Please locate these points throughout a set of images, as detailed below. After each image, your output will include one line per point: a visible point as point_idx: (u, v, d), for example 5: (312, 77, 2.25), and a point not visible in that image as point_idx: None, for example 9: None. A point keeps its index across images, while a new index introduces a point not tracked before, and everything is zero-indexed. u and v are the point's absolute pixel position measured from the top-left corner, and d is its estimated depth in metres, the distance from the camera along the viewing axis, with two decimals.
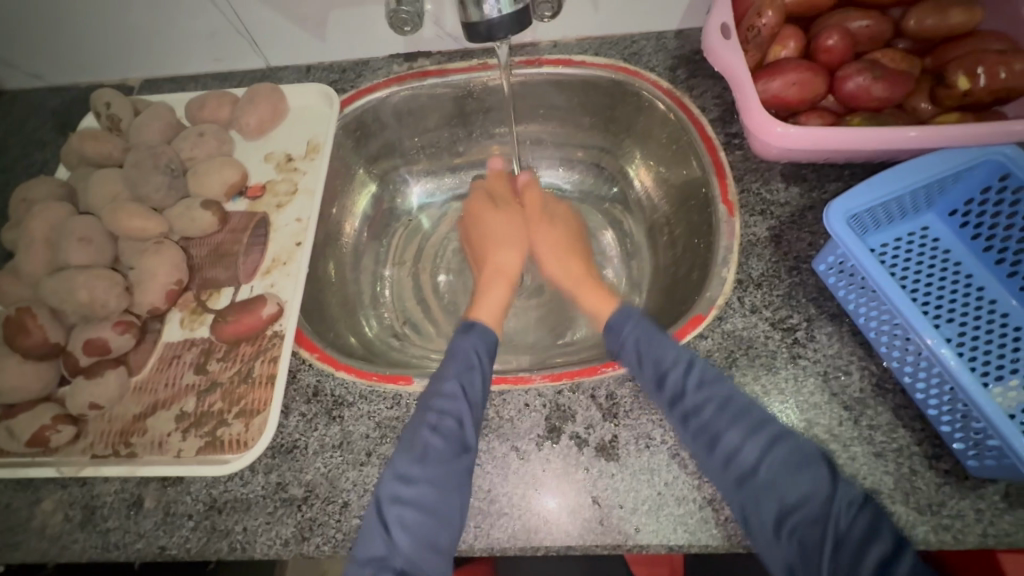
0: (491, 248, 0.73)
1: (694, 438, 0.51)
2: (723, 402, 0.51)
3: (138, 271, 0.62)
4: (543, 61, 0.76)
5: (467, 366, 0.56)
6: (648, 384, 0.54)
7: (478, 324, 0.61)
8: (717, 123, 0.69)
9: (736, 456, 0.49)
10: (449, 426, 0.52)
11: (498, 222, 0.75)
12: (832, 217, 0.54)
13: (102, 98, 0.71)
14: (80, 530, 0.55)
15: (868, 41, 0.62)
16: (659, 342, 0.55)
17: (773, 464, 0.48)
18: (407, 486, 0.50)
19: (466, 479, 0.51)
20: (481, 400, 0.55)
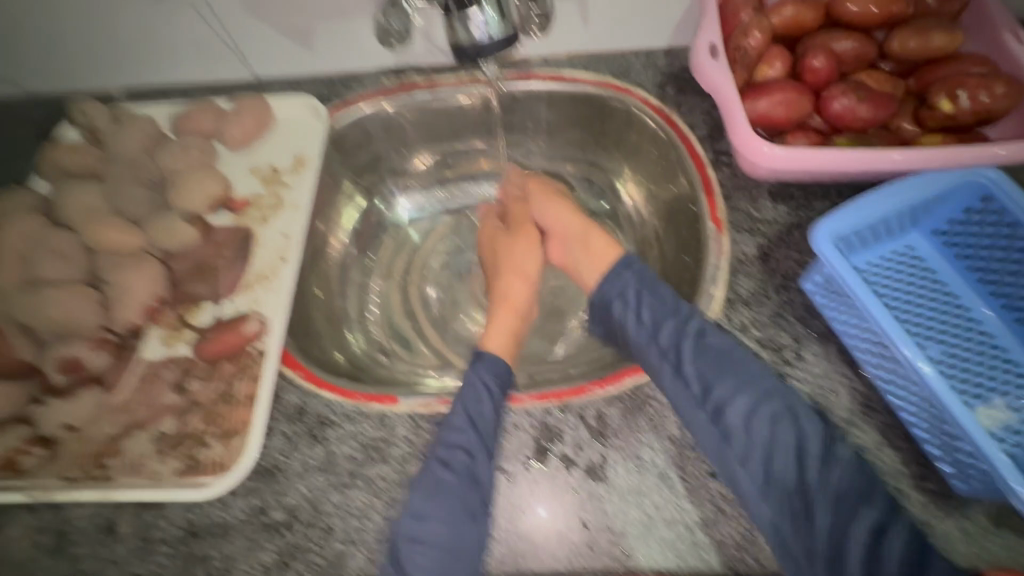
0: (507, 266, 0.72)
1: (752, 466, 0.49)
2: (775, 416, 0.50)
3: (116, 287, 0.60)
4: (533, 74, 0.76)
5: (478, 398, 0.55)
6: (691, 402, 0.52)
7: (487, 355, 0.60)
8: (705, 140, 0.70)
9: (780, 479, 0.49)
10: (460, 460, 0.51)
11: (516, 247, 0.73)
12: (819, 238, 0.54)
13: (82, 108, 0.70)
14: (49, 557, 0.53)
15: (853, 62, 0.63)
16: (718, 360, 0.53)
17: (825, 493, 0.47)
18: (420, 524, 0.50)
19: (478, 510, 0.50)
20: (492, 428, 0.54)
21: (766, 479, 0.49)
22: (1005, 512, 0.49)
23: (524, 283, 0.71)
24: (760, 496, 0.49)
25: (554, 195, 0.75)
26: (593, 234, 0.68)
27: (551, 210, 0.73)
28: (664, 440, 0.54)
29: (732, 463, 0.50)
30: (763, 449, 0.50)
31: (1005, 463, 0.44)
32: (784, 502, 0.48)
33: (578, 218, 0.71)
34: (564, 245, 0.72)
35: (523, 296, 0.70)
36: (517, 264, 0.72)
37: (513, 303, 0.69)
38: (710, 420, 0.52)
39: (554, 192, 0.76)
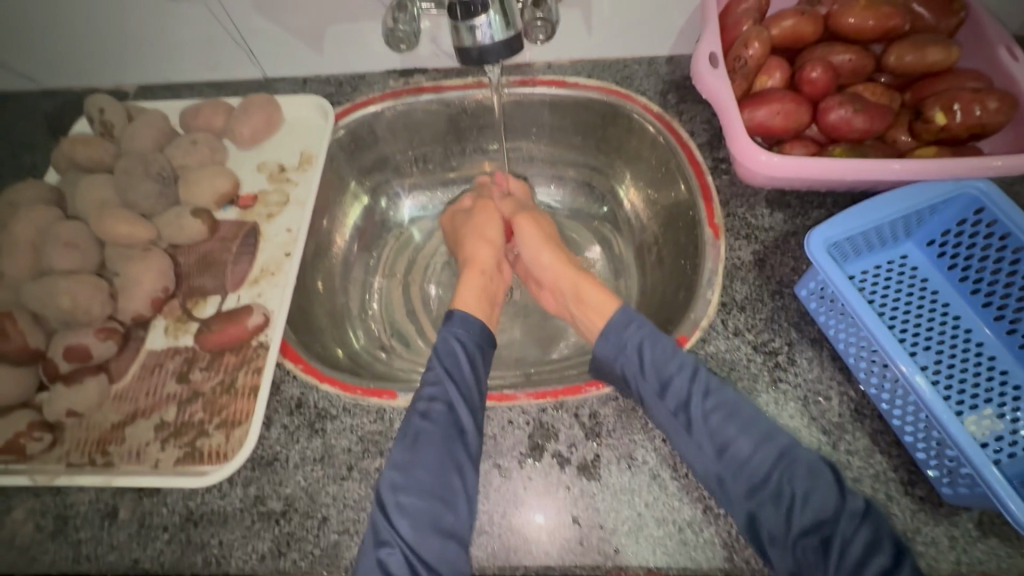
0: (473, 232, 0.75)
1: (703, 444, 0.52)
2: (728, 409, 0.52)
3: (124, 278, 0.62)
4: (537, 80, 0.78)
5: (449, 350, 0.60)
6: (650, 394, 0.55)
7: (457, 313, 0.63)
8: (704, 148, 0.71)
9: (744, 464, 0.50)
10: (439, 410, 0.55)
11: (479, 216, 0.77)
12: (813, 244, 0.55)
13: (95, 103, 0.71)
14: (51, 540, 0.54)
15: (850, 74, 0.64)
16: (663, 350, 0.56)
17: (783, 475, 0.49)
18: (402, 474, 0.52)
19: (464, 464, 0.52)
20: (467, 377, 0.58)
21: (724, 455, 0.51)
22: (991, 519, 0.50)
23: (489, 245, 0.74)
24: (716, 474, 0.51)
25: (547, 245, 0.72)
26: (585, 285, 0.66)
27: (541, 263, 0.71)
28: (657, 441, 0.55)
29: (694, 446, 0.52)
30: (717, 425, 0.52)
31: (993, 471, 0.44)
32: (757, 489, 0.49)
33: (574, 272, 0.68)
34: (558, 297, 0.71)
35: (489, 259, 0.73)
36: (477, 233, 0.75)
37: (480, 262, 0.72)
38: (670, 410, 0.53)
39: (550, 237, 0.74)
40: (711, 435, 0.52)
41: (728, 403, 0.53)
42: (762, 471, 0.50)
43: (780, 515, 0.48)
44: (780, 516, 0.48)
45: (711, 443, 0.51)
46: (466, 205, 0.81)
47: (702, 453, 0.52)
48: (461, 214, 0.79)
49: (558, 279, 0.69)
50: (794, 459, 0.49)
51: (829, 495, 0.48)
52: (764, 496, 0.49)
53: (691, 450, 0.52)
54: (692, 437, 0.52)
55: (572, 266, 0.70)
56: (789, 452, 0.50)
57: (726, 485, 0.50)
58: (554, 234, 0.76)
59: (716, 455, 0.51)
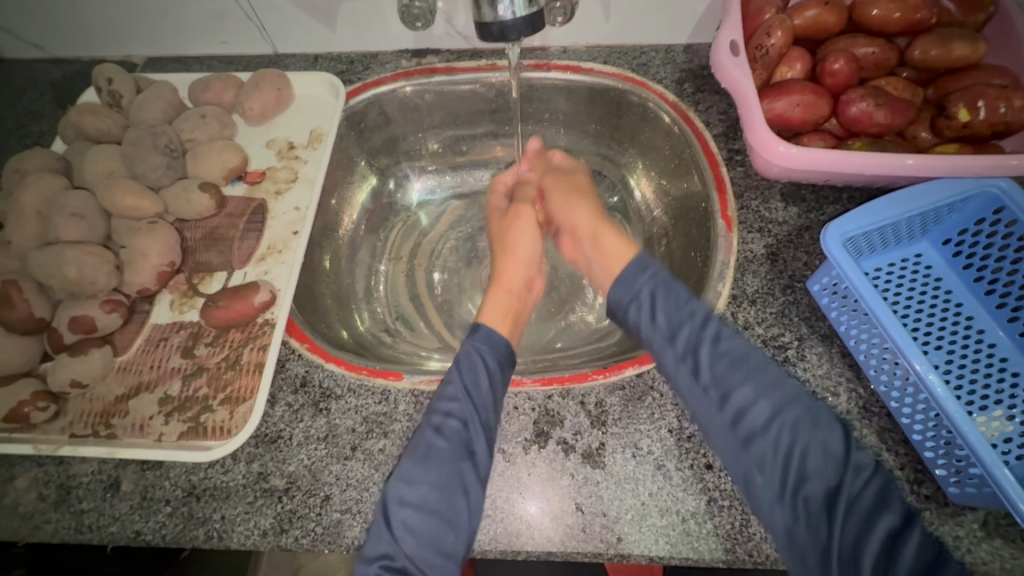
0: (503, 242, 0.73)
1: (707, 390, 0.52)
2: (735, 358, 0.52)
3: (130, 250, 0.61)
4: (552, 65, 0.76)
5: (471, 368, 0.56)
6: (659, 339, 0.55)
7: (483, 328, 0.61)
8: (720, 139, 0.70)
9: (747, 415, 0.50)
10: (454, 428, 0.52)
11: (514, 224, 0.73)
12: (829, 239, 0.54)
13: (104, 73, 0.70)
14: (53, 510, 0.54)
15: (873, 67, 0.63)
16: (676, 298, 0.57)
17: (785, 426, 0.49)
18: (410, 489, 0.49)
19: (472, 483, 0.50)
20: (487, 400, 0.54)
21: (727, 404, 0.51)
22: (997, 521, 0.49)
23: (519, 260, 0.71)
24: (718, 423, 0.51)
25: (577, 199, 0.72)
26: (607, 234, 0.67)
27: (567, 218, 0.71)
28: (663, 432, 0.54)
29: (699, 393, 0.52)
30: (722, 373, 0.52)
31: (1004, 473, 0.43)
32: (760, 444, 0.49)
33: (594, 218, 0.69)
34: (576, 242, 0.72)
35: (518, 276, 0.69)
36: (507, 243, 0.72)
37: (506, 282, 0.68)
38: (677, 355, 0.54)
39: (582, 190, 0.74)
40: (716, 382, 0.52)
41: (735, 353, 0.53)
42: (764, 421, 0.49)
43: (780, 464, 0.48)
44: (780, 466, 0.48)
45: (716, 390, 0.51)
46: (498, 203, 0.79)
47: (706, 400, 0.52)
48: (501, 214, 0.78)
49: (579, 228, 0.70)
50: (797, 410, 0.49)
51: (832, 444, 0.47)
52: (764, 446, 0.48)
53: (695, 396, 0.52)
54: (697, 382, 0.52)
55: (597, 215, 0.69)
56: (792, 402, 0.50)
57: (726, 433, 0.50)
58: (586, 188, 0.75)
59: (718, 402, 0.51)
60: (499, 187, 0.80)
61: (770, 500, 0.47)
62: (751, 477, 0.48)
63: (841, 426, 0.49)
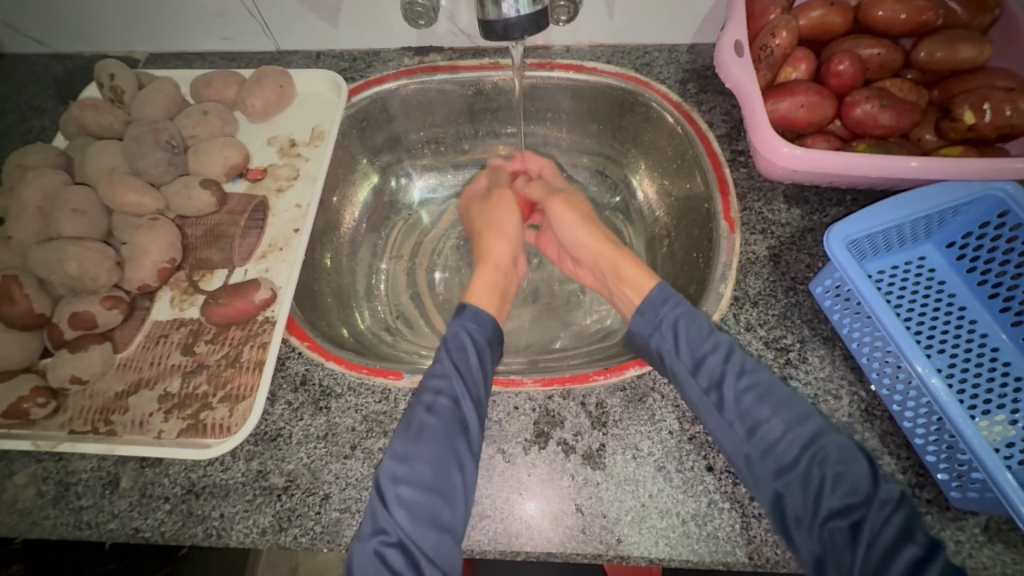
0: (489, 223, 0.73)
1: (733, 423, 0.52)
2: (761, 390, 0.52)
3: (131, 246, 0.61)
4: (555, 64, 0.76)
5: (460, 346, 0.58)
6: (683, 371, 0.54)
7: (469, 307, 0.62)
8: (723, 139, 0.70)
9: (774, 446, 0.50)
10: (444, 405, 0.53)
11: (494, 207, 0.74)
12: (833, 241, 0.54)
13: (106, 69, 0.70)
14: (52, 506, 0.54)
15: (878, 69, 0.63)
16: (699, 329, 0.56)
17: (813, 459, 0.49)
18: (404, 465, 0.50)
19: (466, 458, 0.51)
20: (476, 375, 0.55)
21: (754, 436, 0.51)
22: (999, 526, 0.49)
23: (508, 241, 0.71)
24: (745, 454, 0.50)
25: (590, 223, 0.69)
26: (625, 260, 0.65)
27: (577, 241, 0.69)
28: (663, 433, 0.54)
29: (724, 423, 0.52)
30: (749, 406, 0.52)
31: (1006, 478, 0.43)
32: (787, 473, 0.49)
33: (611, 248, 0.66)
34: (596, 274, 0.70)
35: (505, 255, 0.70)
36: (491, 223, 0.72)
37: (493, 260, 0.68)
38: (702, 388, 0.53)
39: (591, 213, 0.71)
40: (742, 413, 0.52)
41: (761, 384, 0.52)
42: (791, 454, 0.50)
43: (808, 496, 0.48)
44: (807, 498, 0.48)
45: (742, 421, 0.51)
46: (476, 193, 0.80)
47: (733, 432, 0.51)
48: (477, 200, 0.78)
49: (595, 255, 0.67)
50: (825, 443, 0.49)
51: (860, 478, 0.47)
52: (793, 479, 0.49)
53: (721, 428, 0.52)
54: (723, 415, 0.52)
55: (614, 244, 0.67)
56: (820, 435, 0.50)
57: (753, 464, 0.50)
58: (589, 211, 0.73)
59: (744, 433, 0.51)
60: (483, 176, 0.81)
61: (797, 529, 0.48)
62: (780, 507, 0.48)
63: (867, 457, 0.49)
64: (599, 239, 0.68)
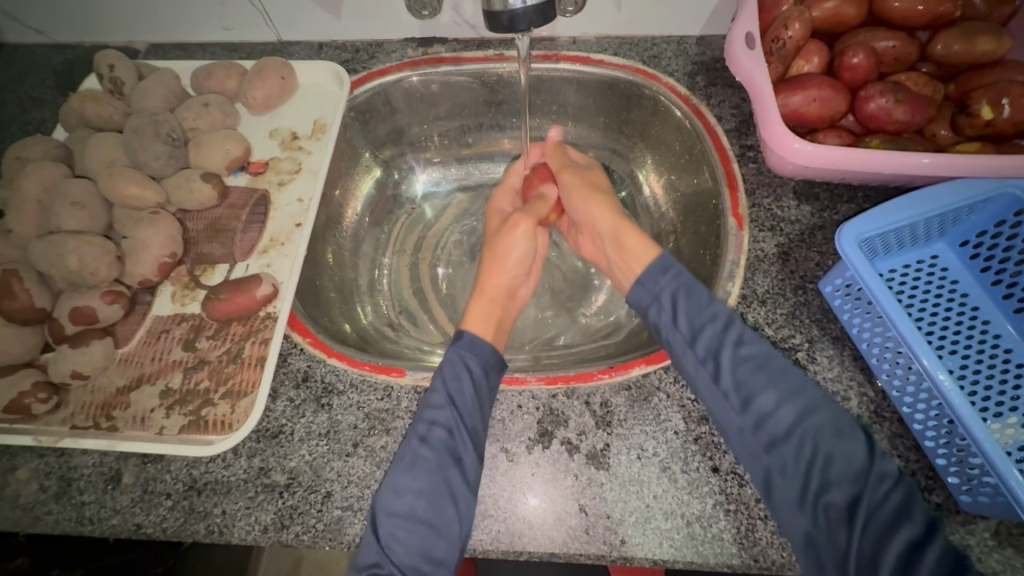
0: (492, 248, 0.68)
1: (728, 395, 0.50)
2: (758, 362, 0.50)
3: (131, 240, 0.60)
4: (561, 56, 0.75)
5: (455, 375, 0.55)
6: (681, 342, 0.53)
7: (466, 335, 0.58)
8: (732, 134, 0.68)
9: (769, 420, 0.48)
10: (439, 437, 0.51)
11: (502, 236, 0.67)
12: (844, 239, 0.52)
13: (105, 59, 0.69)
14: (54, 501, 0.54)
15: (892, 62, 0.61)
16: (698, 300, 0.54)
17: (808, 433, 0.47)
18: (399, 499, 0.49)
19: (460, 491, 0.50)
20: (473, 407, 0.53)
21: (749, 408, 0.49)
22: (1010, 531, 0.48)
23: (505, 267, 0.66)
24: (739, 426, 0.49)
25: (593, 192, 0.68)
26: (627, 230, 0.63)
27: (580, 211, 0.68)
28: (669, 433, 0.54)
29: (719, 396, 0.51)
30: (744, 376, 0.50)
31: (1019, 483, 0.42)
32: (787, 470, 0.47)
33: (612, 218, 0.64)
34: (595, 243, 0.68)
35: (502, 285, 0.65)
36: (495, 253, 0.67)
37: (490, 290, 0.64)
38: (698, 359, 0.52)
39: (598, 185, 0.70)
40: (737, 385, 0.50)
41: (758, 356, 0.51)
42: (786, 426, 0.48)
43: (801, 471, 0.46)
44: (800, 473, 0.46)
45: (737, 393, 0.50)
46: (503, 208, 0.74)
47: (727, 405, 0.50)
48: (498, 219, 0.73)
49: (596, 223, 0.66)
50: (822, 417, 0.47)
51: (855, 452, 0.46)
52: (785, 453, 0.47)
53: (715, 399, 0.51)
54: (718, 387, 0.51)
55: (617, 214, 0.65)
56: (815, 408, 0.48)
57: (746, 437, 0.49)
58: (600, 183, 0.71)
59: (739, 406, 0.49)
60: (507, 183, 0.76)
61: (788, 507, 0.46)
62: (769, 484, 0.47)
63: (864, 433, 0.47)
64: (603, 208, 0.66)
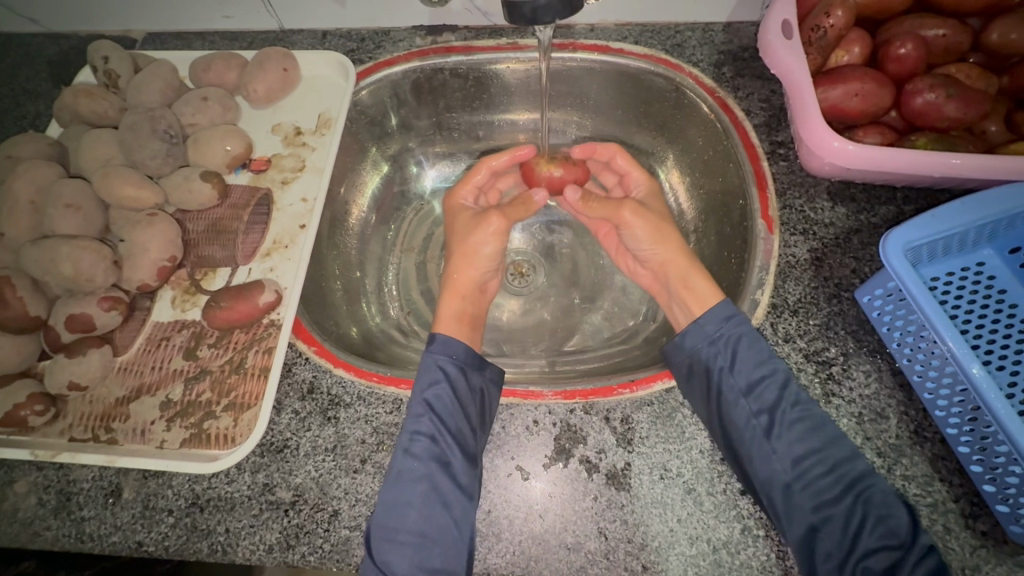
0: (460, 243, 0.66)
1: (778, 452, 0.49)
2: (812, 423, 0.49)
3: (128, 244, 0.58)
4: (578, 45, 0.70)
5: (432, 382, 0.54)
6: (735, 392, 0.51)
7: (439, 336, 0.57)
8: (762, 129, 0.64)
9: (816, 480, 0.48)
10: (423, 446, 0.50)
11: (471, 230, 0.65)
12: (890, 248, 0.48)
13: (99, 51, 0.66)
14: (54, 516, 0.52)
15: (942, 52, 0.56)
16: (760, 351, 0.52)
17: (858, 500, 0.46)
18: (393, 516, 0.48)
19: (451, 496, 0.49)
20: (455, 411, 0.52)
21: (798, 467, 0.48)
22: None
23: (473, 262, 0.64)
24: (785, 481, 0.48)
25: (663, 229, 0.62)
26: (694, 271, 0.60)
27: (639, 242, 0.63)
28: (694, 452, 0.51)
29: (768, 451, 0.49)
30: (797, 437, 0.49)
31: None
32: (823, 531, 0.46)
33: (680, 258, 0.61)
34: (658, 277, 0.64)
35: (470, 281, 0.64)
36: (464, 247, 0.65)
37: (458, 287, 0.64)
38: (752, 411, 0.51)
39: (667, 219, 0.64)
40: (787, 444, 0.49)
41: (813, 416, 0.49)
42: (832, 491, 0.47)
43: (845, 535, 0.46)
44: (844, 536, 0.46)
45: (788, 452, 0.49)
46: (465, 201, 0.70)
47: (777, 460, 0.49)
48: (468, 212, 0.69)
49: (660, 260, 0.62)
50: (870, 486, 0.46)
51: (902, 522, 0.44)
52: (833, 515, 0.47)
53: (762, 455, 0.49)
54: (770, 442, 0.49)
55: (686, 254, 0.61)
56: (869, 475, 0.47)
57: (792, 495, 0.47)
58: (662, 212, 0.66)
59: (789, 464, 0.49)
60: (482, 168, 0.69)
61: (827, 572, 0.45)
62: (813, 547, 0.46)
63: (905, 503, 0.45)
64: (673, 247, 0.61)
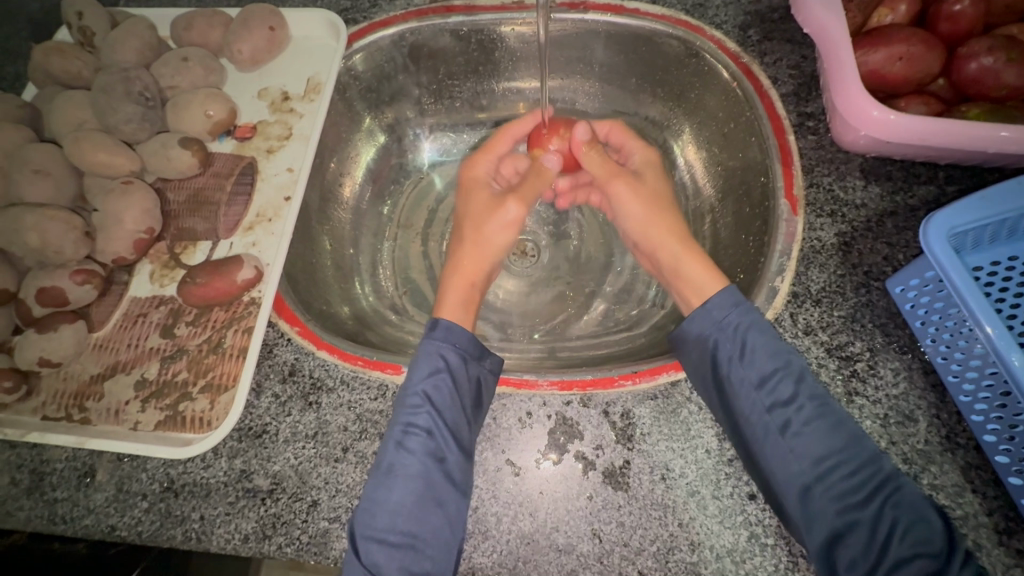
0: (472, 226, 0.60)
1: (796, 450, 0.44)
2: (832, 420, 0.44)
3: (102, 214, 0.54)
4: (589, 5, 0.64)
5: (430, 371, 0.49)
6: (746, 384, 0.46)
7: (442, 321, 0.52)
8: (789, 99, 0.58)
9: (841, 483, 0.43)
10: (418, 440, 0.46)
11: (483, 210, 0.61)
12: (932, 234, 0.43)
13: (73, 6, 0.61)
14: (25, 497, 0.50)
15: (1003, 11, 0.50)
16: (775, 342, 0.47)
17: (886, 504, 0.41)
18: (380, 516, 0.44)
19: (447, 494, 0.45)
20: (457, 405, 0.48)
21: (818, 468, 0.43)
22: None
23: (486, 253, 0.59)
24: (803, 484, 0.43)
25: (649, 214, 0.58)
26: (684, 266, 0.55)
27: (630, 220, 0.60)
28: (699, 452, 0.47)
29: (784, 449, 0.44)
30: (815, 435, 0.44)
31: None
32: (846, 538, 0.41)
33: (676, 246, 0.56)
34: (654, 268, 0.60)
35: (481, 271, 0.59)
36: (478, 230, 0.60)
37: (466, 273, 0.59)
38: (764, 404, 0.45)
39: (660, 198, 0.59)
40: (806, 442, 0.44)
41: (833, 413, 0.44)
42: (858, 493, 0.42)
43: (873, 543, 0.41)
44: (871, 547, 0.41)
45: (807, 451, 0.44)
46: (483, 172, 0.64)
47: (794, 460, 0.44)
48: (485, 187, 0.63)
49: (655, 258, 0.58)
50: (898, 488, 0.42)
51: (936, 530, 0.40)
52: (858, 519, 0.42)
53: (778, 455, 0.44)
54: (785, 440, 0.44)
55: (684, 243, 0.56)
56: (896, 478, 0.42)
57: (811, 498, 0.42)
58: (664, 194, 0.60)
59: (807, 465, 0.43)
60: (503, 137, 0.64)
61: None
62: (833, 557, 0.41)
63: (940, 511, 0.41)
64: None
